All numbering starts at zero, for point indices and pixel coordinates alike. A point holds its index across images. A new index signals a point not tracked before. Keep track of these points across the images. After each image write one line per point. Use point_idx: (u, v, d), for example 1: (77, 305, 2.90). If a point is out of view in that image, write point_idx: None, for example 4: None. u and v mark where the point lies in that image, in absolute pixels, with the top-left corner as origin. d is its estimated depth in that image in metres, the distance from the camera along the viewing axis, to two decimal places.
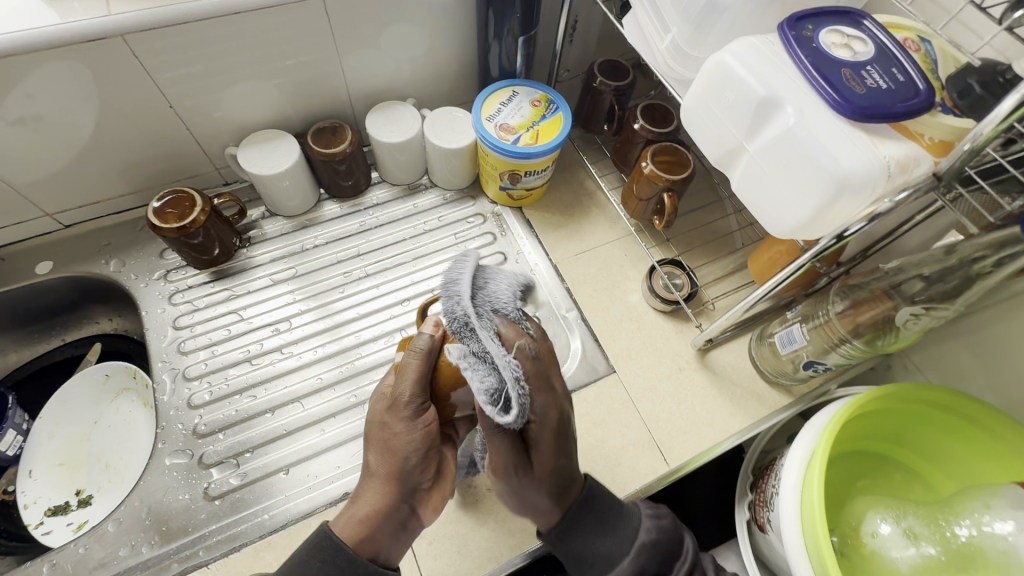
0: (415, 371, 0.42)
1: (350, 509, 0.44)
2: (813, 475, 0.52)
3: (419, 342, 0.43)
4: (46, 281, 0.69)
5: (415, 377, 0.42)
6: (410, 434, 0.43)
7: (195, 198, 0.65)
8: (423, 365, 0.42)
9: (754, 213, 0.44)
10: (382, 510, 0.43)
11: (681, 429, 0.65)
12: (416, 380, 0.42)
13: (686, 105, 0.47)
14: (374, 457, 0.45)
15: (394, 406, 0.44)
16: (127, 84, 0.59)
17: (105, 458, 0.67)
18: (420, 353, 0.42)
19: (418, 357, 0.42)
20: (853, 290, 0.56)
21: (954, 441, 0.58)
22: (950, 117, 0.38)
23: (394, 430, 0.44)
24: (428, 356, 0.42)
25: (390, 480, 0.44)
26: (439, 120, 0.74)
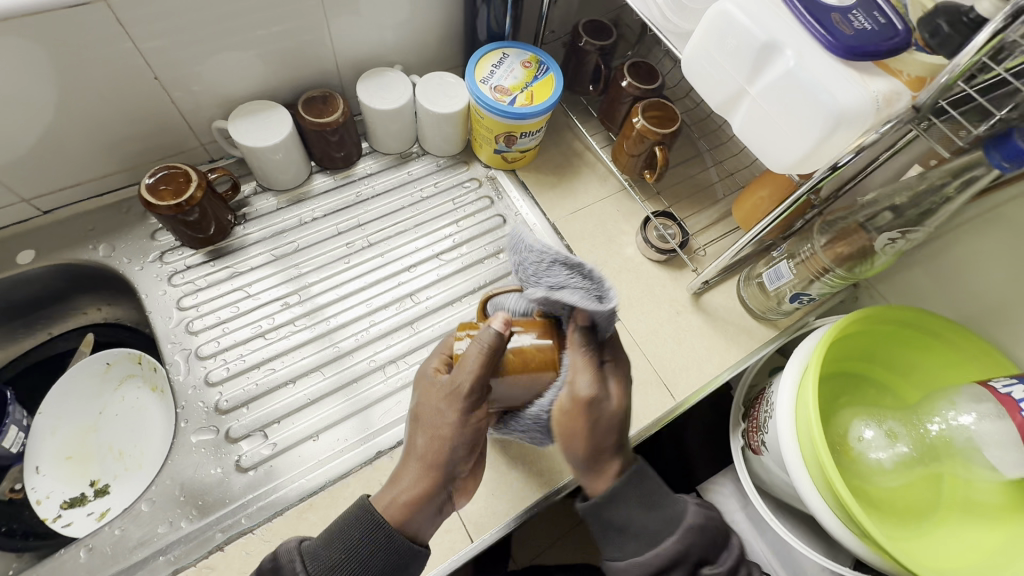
0: (478, 367, 0.43)
1: (390, 490, 0.46)
2: (807, 392, 0.58)
3: (483, 336, 0.43)
4: (30, 271, 0.66)
5: (474, 370, 0.44)
6: (461, 423, 0.45)
7: (189, 173, 0.63)
8: (487, 363, 0.44)
9: (755, 152, 0.49)
10: (424, 494, 0.45)
11: (683, 366, 0.70)
12: (476, 373, 0.44)
13: (687, 55, 0.50)
14: (420, 439, 0.47)
15: (449, 395, 0.45)
16: (109, 56, 0.57)
17: (117, 447, 0.66)
18: (485, 347, 0.43)
19: (483, 351, 0.43)
20: (833, 225, 0.62)
21: (921, 354, 0.66)
22: (924, 55, 0.43)
23: (444, 420, 0.45)
24: (491, 352, 0.43)
25: (434, 466, 0.46)
26: (430, 86, 0.75)
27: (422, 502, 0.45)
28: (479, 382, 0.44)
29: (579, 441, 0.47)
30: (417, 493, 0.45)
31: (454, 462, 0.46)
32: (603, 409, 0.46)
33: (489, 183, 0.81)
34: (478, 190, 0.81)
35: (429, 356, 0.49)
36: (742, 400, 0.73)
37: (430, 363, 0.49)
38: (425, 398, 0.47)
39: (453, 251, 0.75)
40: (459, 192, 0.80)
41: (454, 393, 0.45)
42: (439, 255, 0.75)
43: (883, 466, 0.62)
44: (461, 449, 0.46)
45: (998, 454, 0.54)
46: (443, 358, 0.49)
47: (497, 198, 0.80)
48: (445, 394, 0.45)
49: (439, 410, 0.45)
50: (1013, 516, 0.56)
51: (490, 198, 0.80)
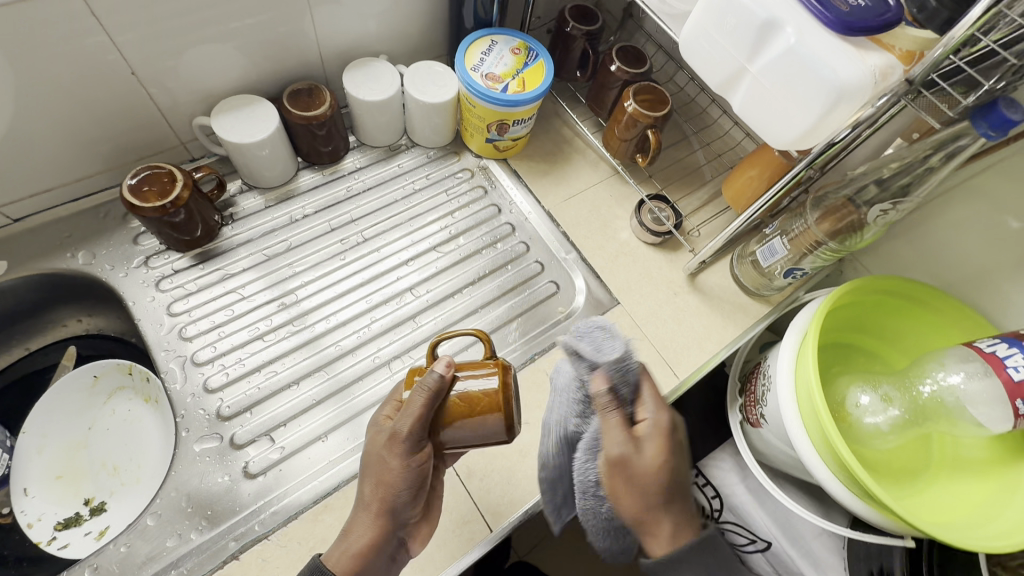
0: (419, 412, 0.44)
1: (343, 543, 0.47)
2: (807, 362, 0.60)
3: (427, 380, 0.44)
4: (4, 283, 0.62)
5: (416, 416, 0.44)
6: (404, 470, 0.46)
7: (174, 173, 0.60)
8: (431, 404, 0.44)
9: (756, 130, 0.51)
10: (375, 540, 0.46)
11: (685, 345, 0.71)
12: (417, 418, 0.44)
13: (686, 34, 0.51)
14: (368, 486, 0.48)
15: (391, 441, 0.46)
16: (82, 50, 0.54)
17: (111, 462, 0.63)
18: (427, 392, 0.44)
19: (424, 395, 0.44)
20: (823, 201, 0.64)
21: (908, 321, 0.69)
22: (912, 30, 0.44)
23: (387, 465, 0.46)
24: (435, 395, 0.44)
25: (382, 511, 0.47)
26: (419, 75, 0.73)
27: (373, 550, 0.46)
28: (420, 428, 0.44)
29: (624, 500, 0.46)
30: (368, 540, 0.46)
31: (403, 507, 0.47)
32: (641, 463, 0.45)
33: (481, 173, 0.81)
34: (471, 180, 0.80)
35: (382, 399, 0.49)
36: (738, 376, 0.75)
37: (381, 410, 0.49)
38: (373, 444, 0.47)
39: (450, 243, 0.75)
40: (452, 183, 0.79)
41: (397, 438, 0.45)
42: (436, 248, 0.74)
43: (880, 430, 0.64)
44: (407, 494, 0.46)
45: (984, 411, 0.56)
46: (393, 402, 0.49)
47: (491, 188, 0.80)
48: (388, 441, 0.46)
49: (381, 456, 0.46)
50: (997, 468, 0.61)
51: (484, 188, 0.80)
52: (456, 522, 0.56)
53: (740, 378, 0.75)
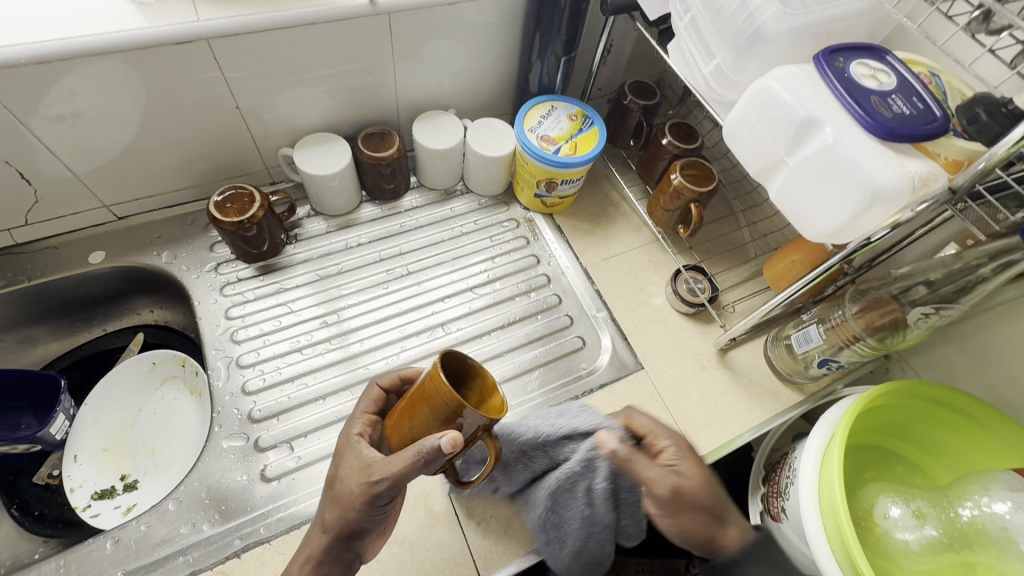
0: (416, 469, 0.42)
1: (302, 551, 0.47)
2: (831, 461, 0.57)
3: (425, 444, 0.41)
4: (98, 270, 0.71)
5: (400, 471, 0.42)
6: (371, 509, 0.44)
7: (254, 194, 0.68)
8: (430, 467, 0.42)
9: (790, 219, 0.51)
10: (330, 549, 0.46)
11: (706, 422, 0.69)
12: (402, 469, 0.42)
13: (729, 122, 0.53)
14: (330, 512, 0.46)
15: (367, 485, 0.43)
16: (198, 86, 0.63)
17: (151, 444, 0.69)
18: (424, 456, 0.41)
19: (421, 458, 0.41)
20: (865, 295, 0.62)
21: (953, 435, 0.63)
22: (962, 140, 0.44)
23: (359, 508, 0.44)
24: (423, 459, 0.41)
25: (346, 533, 0.45)
26: (481, 131, 0.80)
27: (331, 557, 0.46)
28: (402, 483, 0.43)
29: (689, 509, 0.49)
30: (324, 551, 0.46)
31: (362, 533, 0.46)
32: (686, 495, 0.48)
33: (526, 224, 0.85)
34: (516, 230, 0.84)
35: (354, 415, 0.50)
36: (764, 463, 0.72)
37: (352, 426, 0.49)
38: (343, 469, 0.46)
39: (486, 287, 0.78)
40: (497, 230, 0.84)
41: (368, 480, 0.43)
42: (473, 289, 0.77)
43: (909, 548, 0.58)
44: (361, 521, 0.45)
45: None
46: (364, 420, 0.49)
47: (533, 239, 0.83)
48: (360, 479, 0.44)
49: (355, 494, 0.44)
50: None
51: (526, 239, 0.83)
52: (446, 561, 0.57)
53: (765, 467, 0.72)
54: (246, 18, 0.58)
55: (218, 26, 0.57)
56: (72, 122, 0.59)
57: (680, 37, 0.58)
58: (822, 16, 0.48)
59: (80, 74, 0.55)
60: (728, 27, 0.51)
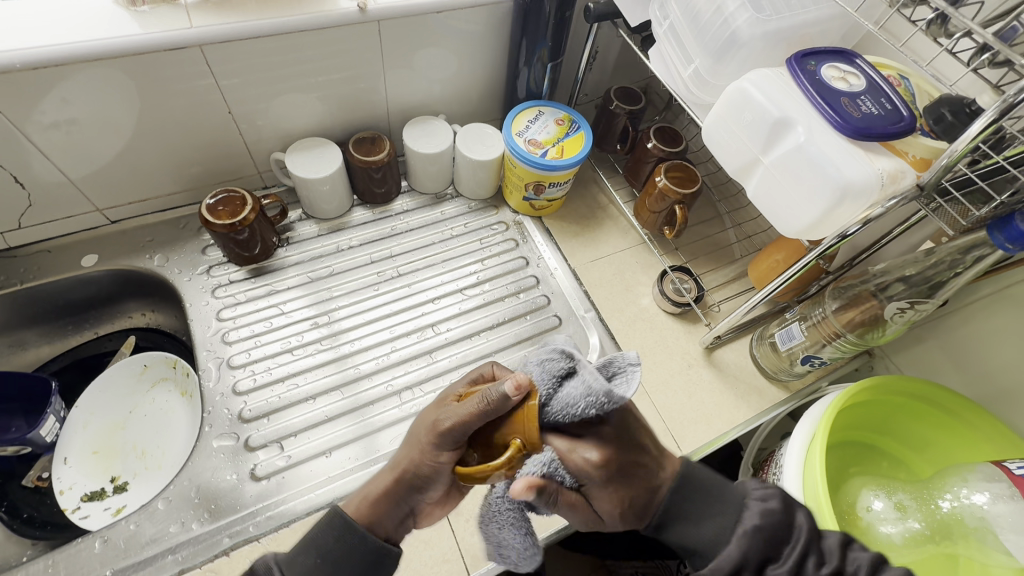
0: (473, 417, 0.41)
1: (362, 487, 0.46)
2: (816, 456, 0.57)
3: (491, 392, 0.41)
4: (90, 273, 0.72)
5: (466, 416, 0.42)
6: (436, 456, 0.43)
7: (246, 198, 0.69)
8: (488, 417, 0.41)
9: (767, 214, 0.53)
10: (390, 498, 0.45)
11: (692, 420, 0.70)
12: (466, 416, 0.42)
13: (707, 124, 0.55)
14: (400, 452, 0.46)
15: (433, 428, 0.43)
16: (191, 92, 0.64)
17: (141, 446, 0.69)
18: (487, 401, 0.41)
19: (483, 403, 0.41)
20: (845, 292, 0.64)
21: (935, 429, 0.64)
22: (928, 139, 0.46)
23: (423, 445, 0.44)
24: (490, 408, 0.41)
25: (407, 480, 0.45)
26: (471, 136, 0.81)
27: (387, 506, 0.45)
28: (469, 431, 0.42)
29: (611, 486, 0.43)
30: (386, 497, 0.45)
31: (423, 486, 0.45)
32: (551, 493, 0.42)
33: (515, 227, 0.86)
34: (505, 233, 0.85)
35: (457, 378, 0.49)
36: (751, 462, 0.72)
37: (456, 385, 0.49)
38: (427, 416, 0.46)
39: (476, 288, 0.79)
40: (487, 233, 0.85)
41: (437, 424, 0.43)
42: (463, 290, 0.78)
43: (892, 541, 0.59)
44: (425, 467, 0.44)
45: (1015, 538, 0.52)
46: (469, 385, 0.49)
47: (522, 242, 0.85)
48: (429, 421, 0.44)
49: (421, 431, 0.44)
50: None
51: (516, 241, 0.84)
52: (436, 558, 0.57)
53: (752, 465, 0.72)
54: (238, 24, 0.60)
55: (211, 34, 0.59)
56: (57, 126, 0.59)
57: (660, 42, 0.60)
58: (795, 21, 0.50)
59: (74, 80, 0.56)
60: (706, 32, 0.53)
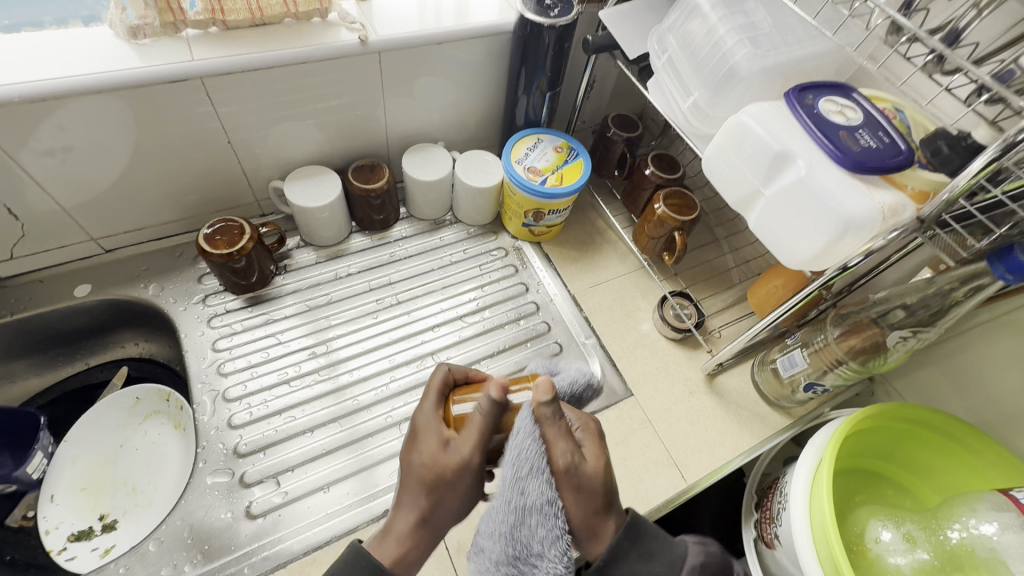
0: (482, 436, 0.43)
1: (385, 539, 0.45)
2: (823, 484, 0.57)
3: (481, 401, 0.43)
4: (83, 303, 0.71)
5: (478, 437, 0.43)
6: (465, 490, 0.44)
7: (244, 226, 0.69)
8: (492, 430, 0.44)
9: (769, 247, 0.53)
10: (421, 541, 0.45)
11: (696, 448, 0.69)
12: (479, 440, 0.43)
13: (707, 154, 0.55)
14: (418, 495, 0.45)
15: (456, 464, 0.43)
16: (189, 122, 0.64)
17: (132, 482, 0.67)
18: (485, 412, 0.43)
19: (483, 415, 0.43)
20: (846, 319, 0.64)
21: (938, 456, 0.64)
22: (926, 172, 0.46)
23: (450, 483, 0.43)
24: (490, 417, 0.43)
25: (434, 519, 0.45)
26: (470, 163, 0.82)
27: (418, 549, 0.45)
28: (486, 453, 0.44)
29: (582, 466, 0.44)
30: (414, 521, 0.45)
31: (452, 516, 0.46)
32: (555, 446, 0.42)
33: (515, 253, 0.86)
34: (505, 258, 0.85)
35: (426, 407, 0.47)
36: (756, 488, 0.72)
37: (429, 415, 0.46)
38: (414, 453, 0.45)
39: (475, 315, 0.78)
40: (487, 259, 0.85)
41: (461, 458, 0.43)
42: (462, 317, 0.78)
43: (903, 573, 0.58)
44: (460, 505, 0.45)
45: None
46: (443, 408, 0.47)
47: (521, 268, 0.84)
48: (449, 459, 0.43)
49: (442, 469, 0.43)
50: None
51: (515, 267, 0.84)
52: None
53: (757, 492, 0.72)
54: (240, 57, 0.60)
55: (211, 66, 0.59)
56: (44, 155, 0.58)
57: (659, 75, 0.61)
58: (791, 56, 0.51)
59: (71, 112, 0.56)
60: (704, 65, 0.54)
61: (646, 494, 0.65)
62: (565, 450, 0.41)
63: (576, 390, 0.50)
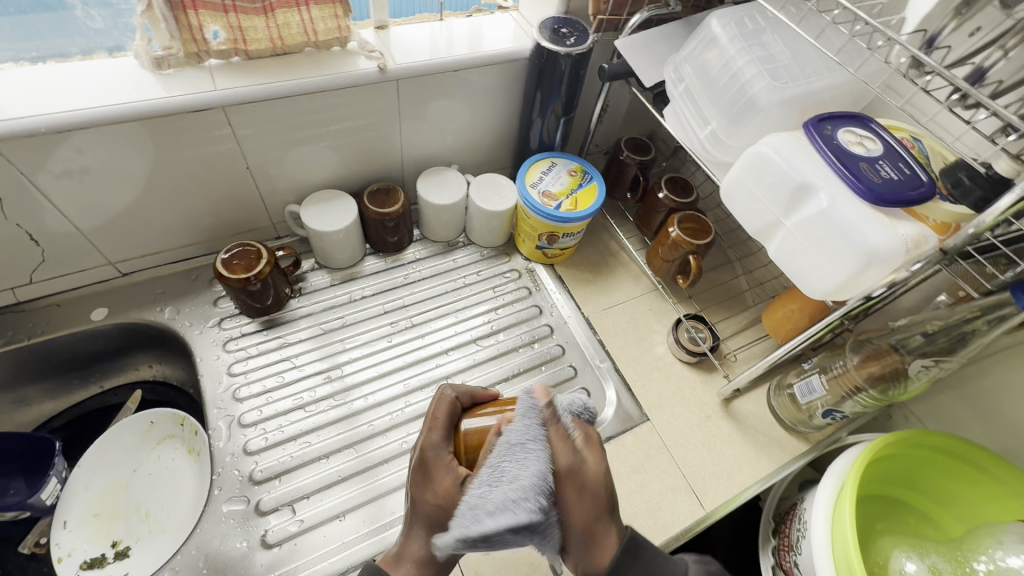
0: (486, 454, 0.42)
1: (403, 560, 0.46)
2: (846, 515, 0.55)
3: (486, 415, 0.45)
4: (100, 327, 0.71)
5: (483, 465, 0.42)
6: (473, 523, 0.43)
7: (261, 251, 0.69)
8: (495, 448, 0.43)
9: (791, 276, 0.53)
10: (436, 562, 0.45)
11: (713, 474, 0.69)
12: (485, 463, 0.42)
13: (726, 183, 0.56)
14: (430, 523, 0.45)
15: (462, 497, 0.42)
16: (208, 149, 0.64)
17: (145, 508, 0.66)
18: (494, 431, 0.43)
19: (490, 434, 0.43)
20: (863, 346, 0.64)
21: (961, 484, 0.62)
22: (947, 203, 0.46)
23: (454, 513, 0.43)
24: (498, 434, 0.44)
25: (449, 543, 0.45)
26: (484, 186, 0.82)
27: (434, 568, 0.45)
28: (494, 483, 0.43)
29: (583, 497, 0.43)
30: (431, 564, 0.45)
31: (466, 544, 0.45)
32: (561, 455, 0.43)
33: (528, 275, 0.86)
34: (518, 280, 0.85)
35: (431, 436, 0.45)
36: (772, 515, 0.72)
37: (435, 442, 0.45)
38: (427, 492, 0.43)
39: (489, 338, 0.78)
40: (500, 281, 0.85)
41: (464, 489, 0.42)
42: (476, 340, 0.78)
43: None
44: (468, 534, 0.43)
45: None
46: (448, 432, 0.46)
47: (535, 290, 0.84)
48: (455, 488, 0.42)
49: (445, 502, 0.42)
50: None
51: (528, 289, 0.84)
52: None
53: (773, 518, 0.71)
54: (261, 87, 0.61)
55: (233, 95, 0.60)
56: (56, 179, 0.58)
57: (676, 103, 0.62)
58: (809, 88, 0.51)
59: (92, 141, 0.56)
60: (722, 96, 0.55)
61: (664, 522, 0.64)
62: (564, 451, 0.42)
63: (575, 411, 0.45)
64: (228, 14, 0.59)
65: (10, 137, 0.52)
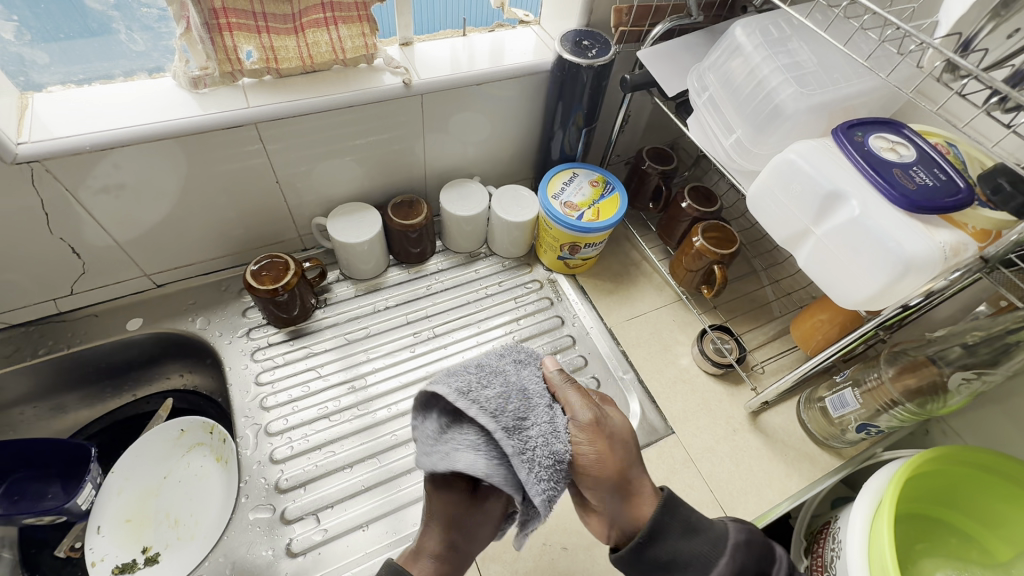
0: None
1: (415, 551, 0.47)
2: (883, 532, 0.52)
3: None
4: (134, 336, 0.73)
5: None
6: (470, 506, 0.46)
7: (289, 262, 0.71)
8: None
9: (822, 286, 0.52)
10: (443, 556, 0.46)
11: (742, 490, 0.67)
12: None
13: (753, 192, 0.55)
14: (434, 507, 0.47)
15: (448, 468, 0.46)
16: (238, 164, 0.66)
17: (174, 514, 0.67)
18: None
19: None
20: (899, 357, 0.62)
21: (1009, 505, 0.57)
22: (987, 209, 0.45)
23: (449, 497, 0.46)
24: None
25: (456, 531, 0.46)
26: (506, 197, 0.83)
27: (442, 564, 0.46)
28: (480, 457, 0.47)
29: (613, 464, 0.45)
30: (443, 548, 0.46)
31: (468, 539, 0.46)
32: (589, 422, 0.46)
33: (549, 285, 0.86)
34: (540, 291, 0.85)
35: None
36: (804, 533, 0.67)
37: None
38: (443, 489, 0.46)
39: None
40: (522, 291, 0.85)
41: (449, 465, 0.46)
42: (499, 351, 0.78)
43: None
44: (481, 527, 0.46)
45: None
46: None
47: (557, 300, 0.84)
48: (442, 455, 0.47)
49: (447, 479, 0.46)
50: None
51: (550, 299, 0.84)
52: None
53: (805, 537, 0.67)
54: (290, 103, 0.63)
55: (265, 113, 0.62)
56: (98, 194, 0.60)
57: (700, 112, 0.61)
58: (838, 94, 0.51)
59: (131, 156, 0.59)
60: (747, 104, 0.54)
61: None
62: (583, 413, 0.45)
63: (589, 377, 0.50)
64: (261, 35, 0.61)
65: (56, 155, 0.54)
